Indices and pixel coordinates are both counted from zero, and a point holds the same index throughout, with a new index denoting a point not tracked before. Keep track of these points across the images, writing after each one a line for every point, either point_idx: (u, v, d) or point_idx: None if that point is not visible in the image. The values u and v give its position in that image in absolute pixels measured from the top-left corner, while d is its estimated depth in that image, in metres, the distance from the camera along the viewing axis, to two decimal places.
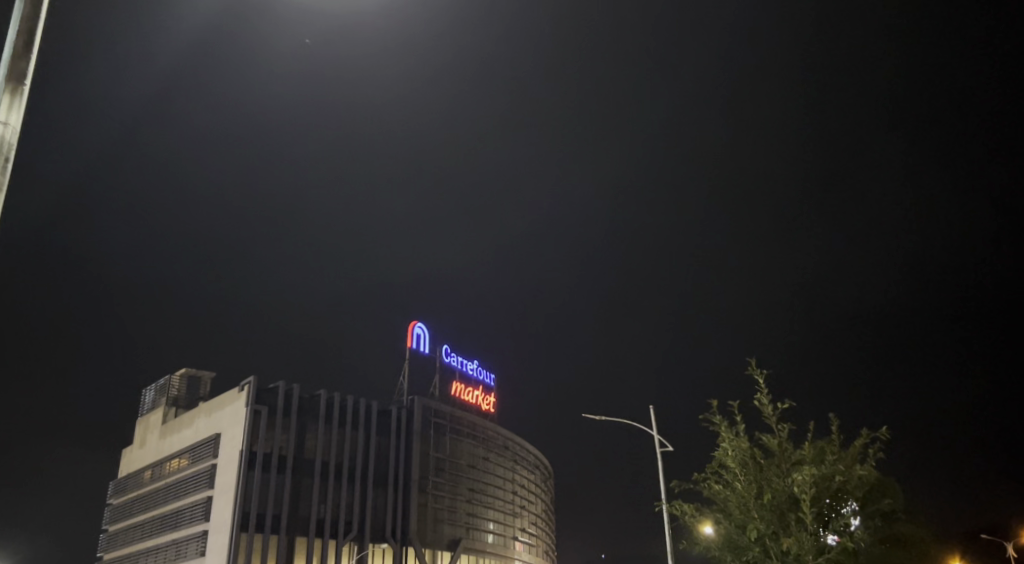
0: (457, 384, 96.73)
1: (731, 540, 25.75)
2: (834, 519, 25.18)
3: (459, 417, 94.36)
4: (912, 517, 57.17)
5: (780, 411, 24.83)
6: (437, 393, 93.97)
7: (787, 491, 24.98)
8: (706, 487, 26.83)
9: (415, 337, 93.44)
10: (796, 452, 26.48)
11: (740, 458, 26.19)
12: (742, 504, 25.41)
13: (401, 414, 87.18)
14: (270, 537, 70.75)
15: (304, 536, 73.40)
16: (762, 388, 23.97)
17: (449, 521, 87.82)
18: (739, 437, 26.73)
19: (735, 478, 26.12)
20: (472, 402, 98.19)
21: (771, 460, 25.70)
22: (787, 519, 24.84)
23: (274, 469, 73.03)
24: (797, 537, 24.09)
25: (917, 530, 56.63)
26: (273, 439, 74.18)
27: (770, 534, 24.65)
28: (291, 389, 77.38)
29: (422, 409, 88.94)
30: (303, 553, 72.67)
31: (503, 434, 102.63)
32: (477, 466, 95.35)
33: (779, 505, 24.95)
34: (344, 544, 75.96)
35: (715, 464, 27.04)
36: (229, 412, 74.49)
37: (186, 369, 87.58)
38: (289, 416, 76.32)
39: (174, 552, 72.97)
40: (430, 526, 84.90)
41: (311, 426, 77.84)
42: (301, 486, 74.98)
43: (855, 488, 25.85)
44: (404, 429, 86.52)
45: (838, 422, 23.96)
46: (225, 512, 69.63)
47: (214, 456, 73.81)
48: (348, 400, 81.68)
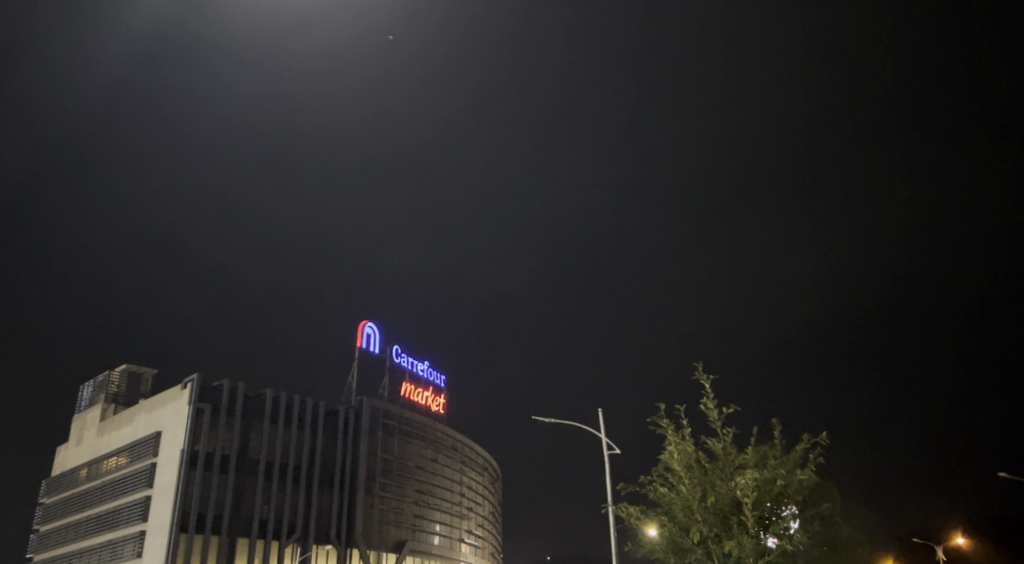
0: (406, 384, 96.34)
1: (676, 541, 25.99)
2: (775, 522, 25.55)
3: (407, 418, 93.77)
4: (849, 521, 58.60)
5: (721, 420, 24.92)
6: (386, 394, 93.46)
7: (728, 494, 25.53)
8: (652, 490, 27.11)
9: (365, 336, 92.64)
10: (739, 456, 26.73)
11: (686, 462, 26.51)
12: (685, 506, 25.88)
13: (348, 414, 86.38)
14: (210, 538, 69.38)
15: (246, 536, 72.20)
16: (707, 391, 24.20)
17: (395, 523, 87.35)
18: (685, 440, 27.11)
19: (681, 481, 26.42)
20: (422, 403, 97.92)
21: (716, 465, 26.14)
22: (729, 522, 25.25)
23: (216, 469, 71.58)
24: (736, 540, 24.54)
25: (854, 533, 58.10)
26: (216, 439, 72.72)
27: (711, 537, 25.06)
28: (236, 388, 75.88)
29: (370, 410, 88.43)
30: (244, 554, 71.46)
31: (452, 435, 102.38)
32: (425, 467, 95.08)
33: (722, 508, 25.46)
34: (288, 545, 74.99)
35: (661, 467, 27.34)
36: (170, 409, 72.81)
37: (127, 365, 85.43)
38: (233, 414, 74.85)
39: (109, 553, 71.16)
40: (375, 528, 84.39)
41: (255, 425, 76.55)
42: (245, 486, 73.71)
43: (796, 492, 26.21)
44: (352, 430, 85.87)
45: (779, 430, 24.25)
46: (164, 511, 68.19)
47: (154, 455, 72.24)
48: (295, 399, 80.57)
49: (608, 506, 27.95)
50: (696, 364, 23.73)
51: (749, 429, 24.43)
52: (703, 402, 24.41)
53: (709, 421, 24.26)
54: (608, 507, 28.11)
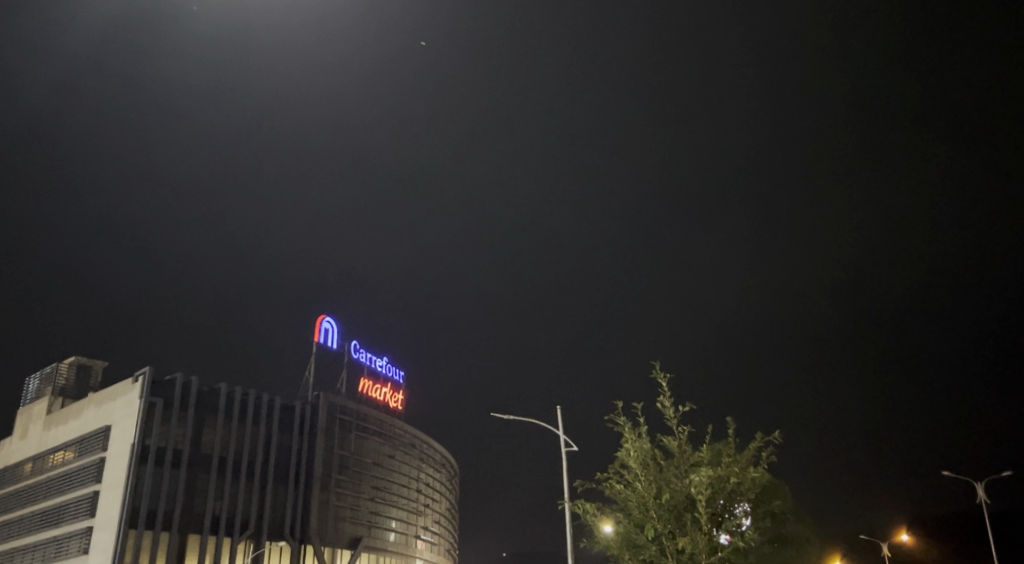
0: (365, 380, 95.68)
1: (631, 538, 26.24)
2: (727, 520, 25.87)
3: (365, 414, 93.17)
4: (799, 518, 59.72)
5: (676, 418, 25.18)
6: (343, 390, 92.79)
7: (682, 491, 25.79)
8: (608, 487, 27.31)
9: (322, 331, 91.79)
10: (694, 453, 27.02)
11: (642, 460, 26.77)
12: (640, 504, 26.12)
13: (304, 410, 85.57)
14: (161, 534, 68.18)
15: (198, 533, 71.16)
16: (663, 388, 24.46)
17: (351, 519, 86.81)
18: (642, 438, 27.34)
19: (638, 478, 26.67)
20: (380, 400, 97.31)
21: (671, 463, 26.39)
22: (683, 519, 25.57)
23: (167, 464, 70.31)
24: (689, 537, 24.84)
25: (802, 530, 59.23)
26: (168, 434, 71.39)
27: (666, 533, 25.35)
28: (190, 381, 74.60)
29: (327, 406, 87.64)
30: (195, 551, 70.44)
31: (410, 432, 101.99)
32: (382, 464, 94.63)
33: (676, 505, 25.72)
34: (241, 542, 74.16)
35: (618, 463, 27.55)
36: (121, 403, 71.33)
37: (76, 357, 83.47)
38: (186, 409, 73.54)
39: (54, 550, 69.56)
40: (330, 524, 83.79)
41: (209, 420, 75.33)
42: (196, 482, 72.54)
43: (749, 490, 26.55)
44: (308, 425, 85.05)
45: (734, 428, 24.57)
46: (112, 507, 66.79)
47: (103, 449, 70.77)
48: (250, 394, 79.47)
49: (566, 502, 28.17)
50: (653, 363, 23.96)
51: (704, 427, 24.70)
52: (660, 400, 24.66)
53: (665, 419, 24.48)
54: (568, 505, 28.23)
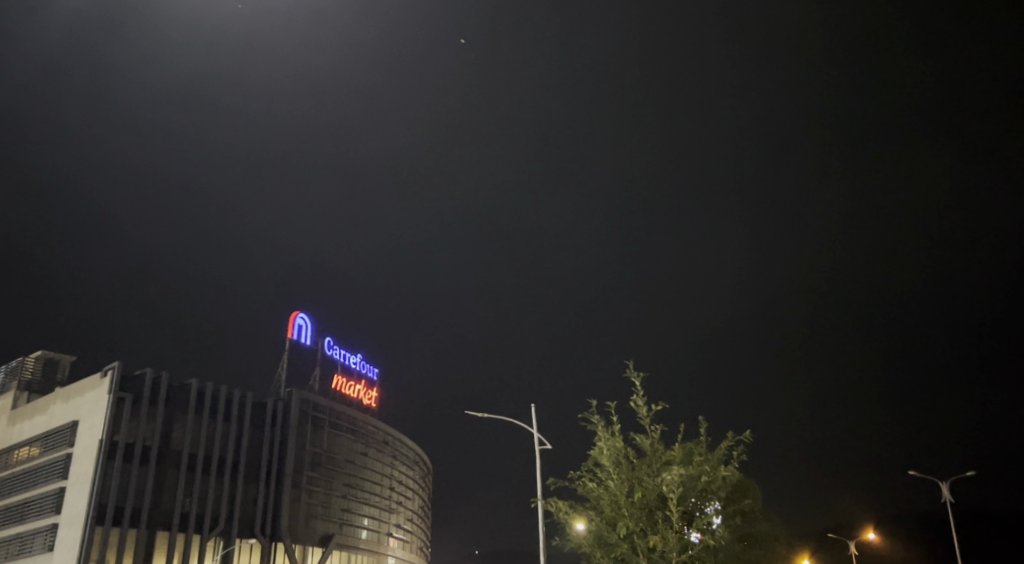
0: (338, 377, 95.13)
1: (602, 536, 26.32)
2: (698, 517, 26.05)
3: (338, 412, 92.73)
4: (768, 517, 60.32)
5: (648, 416, 25.28)
6: (317, 388, 92.33)
7: (654, 490, 25.92)
8: (581, 485, 27.40)
9: (296, 327, 91.20)
10: (666, 452, 27.12)
11: (614, 458, 26.89)
12: (612, 502, 26.24)
13: (277, 407, 84.96)
14: (128, 531, 67.40)
15: (166, 530, 70.44)
16: (637, 387, 24.57)
17: (322, 517, 86.43)
18: (614, 437, 27.46)
19: (610, 476, 26.79)
20: (354, 397, 96.87)
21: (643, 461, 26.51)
22: (655, 517, 25.71)
23: (136, 461, 69.47)
24: (660, 535, 24.99)
25: (771, 529, 59.87)
26: (137, 430, 70.48)
27: (637, 531, 25.49)
28: (160, 377, 73.69)
29: (300, 402, 87.10)
30: (164, 548, 69.76)
31: (383, 429, 101.63)
32: (355, 461, 94.25)
33: (648, 504, 25.86)
34: (210, 539, 73.59)
35: (591, 462, 27.63)
36: (89, 399, 70.34)
37: (43, 351, 82.17)
38: (156, 405, 72.67)
39: (18, 547, 68.52)
40: (301, 522, 83.35)
41: (179, 416, 74.48)
42: (166, 479, 71.77)
43: (720, 488, 26.75)
44: (280, 422, 84.45)
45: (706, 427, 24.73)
46: (79, 504, 65.87)
47: (69, 445, 69.78)
48: (221, 390, 78.72)
49: (538, 500, 28.17)
50: (627, 362, 24.03)
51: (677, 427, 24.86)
52: (632, 399, 24.77)
53: (638, 418, 24.62)
54: (540, 502, 28.26)
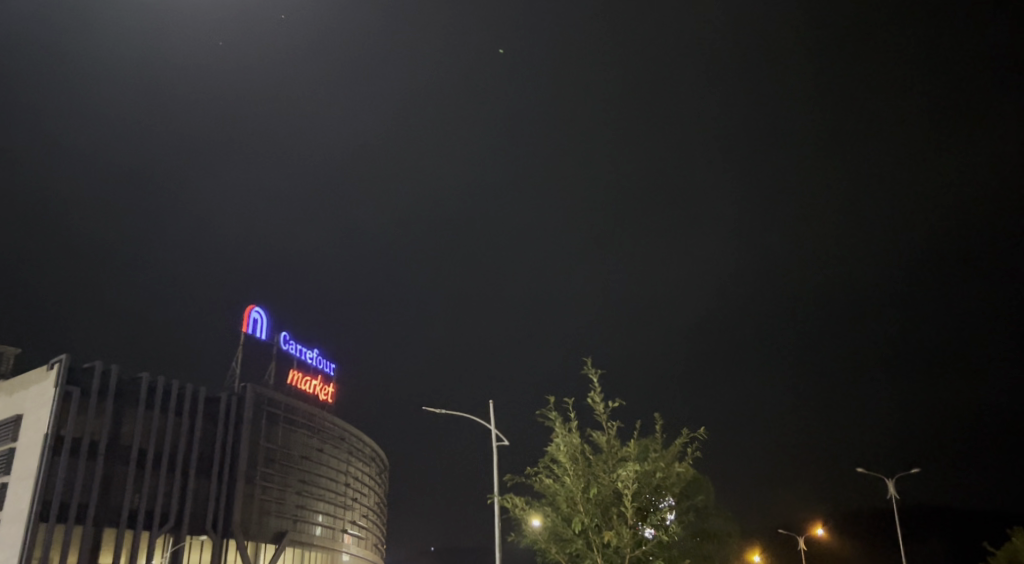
0: (293, 372, 94.10)
1: (557, 532, 26.37)
2: (653, 514, 26.20)
3: (294, 407, 91.77)
4: (721, 513, 61.13)
5: (605, 413, 25.29)
6: (272, 383, 91.19)
7: (609, 487, 26.00)
8: (537, 481, 27.41)
9: (251, 321, 89.88)
10: (621, 449, 27.20)
11: (571, 454, 26.90)
12: (567, 498, 26.30)
13: (231, 402, 83.58)
14: (74, 528, 65.82)
15: (114, 527, 68.97)
16: (596, 384, 24.57)
17: (276, 513, 85.50)
18: (571, 433, 27.51)
19: (566, 473, 26.87)
20: (309, 392, 95.83)
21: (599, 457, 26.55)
22: (610, 513, 25.84)
23: (83, 456, 67.82)
24: (614, 532, 25.11)
25: (725, 524, 60.74)
26: (84, 424, 68.72)
27: (592, 527, 25.60)
28: (109, 369, 71.95)
29: (254, 397, 85.92)
30: (110, 545, 68.31)
31: (340, 425, 100.82)
32: (310, 457, 93.35)
33: (603, 500, 25.93)
34: (159, 536, 72.29)
35: (547, 458, 27.65)
36: (34, 392, 68.47)
37: None
38: (105, 399, 70.92)
39: None
40: (254, 518, 82.36)
41: (129, 410, 72.82)
42: (114, 474, 70.22)
43: (674, 485, 26.89)
44: (234, 417, 83.23)
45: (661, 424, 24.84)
46: (22, 500, 64.05)
47: (13, 440, 67.91)
48: (173, 384, 77.26)
49: (494, 495, 28.14)
50: (586, 359, 23.96)
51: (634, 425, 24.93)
52: (590, 396, 24.80)
53: (595, 416, 24.70)
54: (496, 498, 28.21)
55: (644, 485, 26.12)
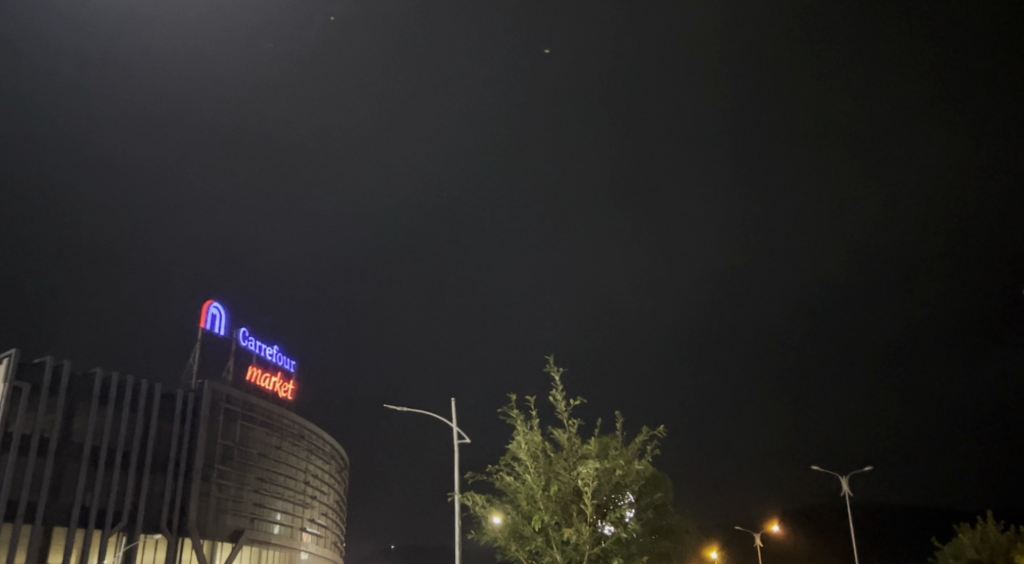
0: (253, 368, 92.97)
1: (517, 529, 26.34)
2: (612, 511, 26.29)
3: (253, 404, 90.64)
4: (679, 510, 61.79)
5: (566, 412, 25.26)
6: (230, 379, 89.94)
7: (569, 484, 26.06)
8: (498, 478, 27.40)
9: (209, 317, 88.49)
10: (582, 446, 27.23)
11: (532, 452, 26.88)
12: (527, 496, 26.32)
13: (187, 398, 82.23)
14: (22, 527, 64.20)
15: (64, 526, 67.49)
16: (558, 382, 24.58)
17: (232, 511, 84.37)
18: (533, 431, 27.50)
19: (527, 470, 26.87)
20: (268, 389, 94.64)
21: (559, 454, 26.54)
22: (569, 510, 25.90)
23: (33, 453, 66.17)
24: (573, 529, 25.18)
25: (682, 521, 61.34)
26: (34, 421, 67.03)
27: (552, 524, 25.65)
28: (61, 364, 70.23)
29: (211, 394, 84.62)
30: (60, 544, 66.83)
31: (300, 423, 99.89)
32: (269, 455, 92.28)
33: (562, 498, 25.98)
34: (112, 534, 70.96)
35: (508, 456, 27.62)
36: None
37: None
38: (56, 395, 69.21)
39: None
40: (210, 516, 81.26)
41: (81, 406, 71.18)
42: (65, 471, 68.68)
43: (634, 482, 26.98)
44: (190, 414, 81.94)
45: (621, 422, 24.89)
46: None
47: None
48: (128, 380, 75.78)
49: (455, 493, 28.02)
50: (548, 357, 23.90)
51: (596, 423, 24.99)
52: (552, 393, 24.77)
53: (557, 413, 24.70)
54: (457, 495, 28.12)
55: (604, 483, 26.21)
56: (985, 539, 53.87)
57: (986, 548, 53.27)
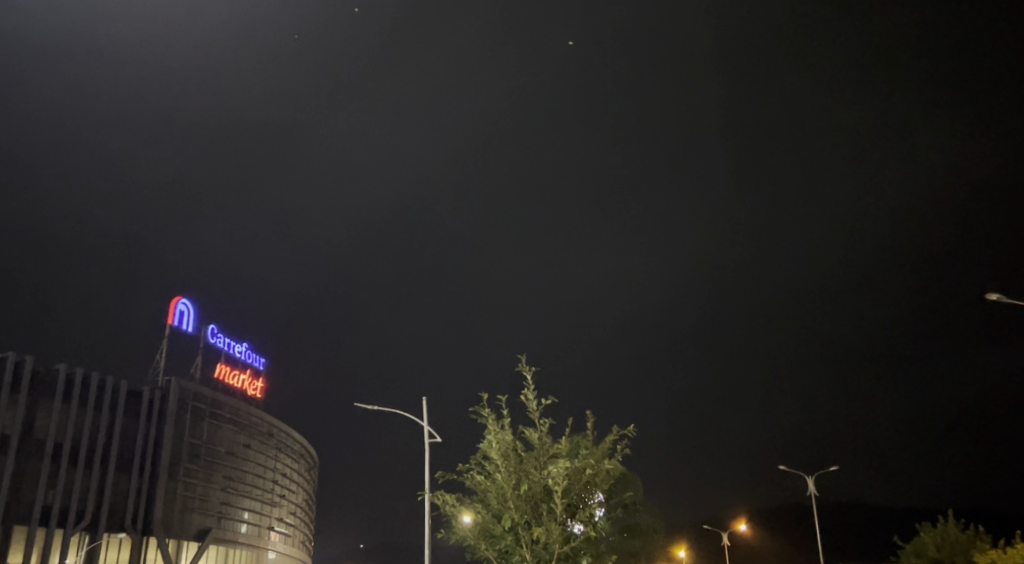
0: (221, 365, 91.99)
1: (487, 528, 26.24)
2: (582, 510, 26.30)
3: (220, 402, 89.59)
4: (648, 509, 62.19)
5: (537, 412, 25.14)
6: (198, 376, 88.90)
7: (540, 483, 26.01)
8: (469, 477, 27.32)
9: (177, 313, 87.36)
10: (553, 445, 27.17)
11: (503, 451, 26.79)
12: (498, 494, 26.23)
13: (154, 395, 81.09)
14: None
15: (24, 525, 66.13)
16: (529, 383, 24.50)
17: (199, 510, 83.37)
18: (504, 430, 27.41)
19: (498, 469, 26.79)
20: (237, 387, 93.64)
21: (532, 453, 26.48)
22: (539, 508, 25.87)
23: None
24: (542, 528, 25.16)
25: (651, 520, 61.65)
26: None
27: (522, 523, 25.59)
28: (23, 361, 68.77)
29: (178, 391, 83.52)
30: (21, 543, 65.52)
31: (268, 421, 98.97)
32: (236, 453, 91.31)
33: (532, 497, 25.93)
34: (74, 533, 69.76)
35: (479, 455, 27.53)
36: None
37: None
38: (18, 392, 67.74)
39: None
40: (176, 515, 80.27)
41: (44, 404, 69.78)
42: (26, 470, 67.29)
43: (603, 481, 27.00)
44: (157, 412, 80.81)
45: (590, 421, 24.87)
46: None
47: None
48: (92, 377, 74.46)
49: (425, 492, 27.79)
50: (519, 356, 23.79)
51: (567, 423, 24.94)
52: (523, 392, 24.68)
53: (528, 413, 24.66)
54: (427, 493, 27.88)
55: (575, 482, 26.21)
56: (944, 538, 54.84)
57: (945, 547, 54.24)
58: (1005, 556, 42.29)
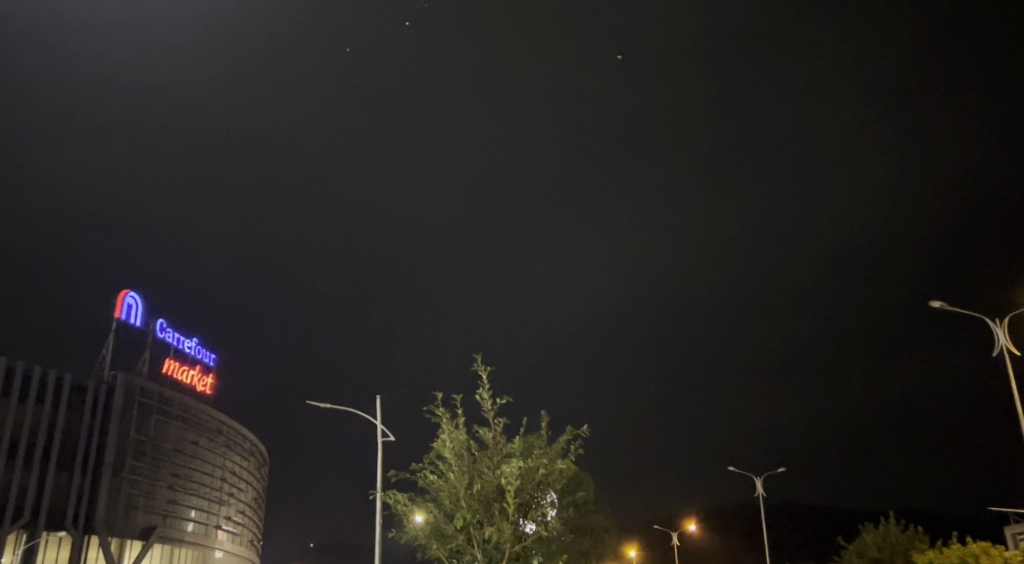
0: (170, 360, 90.17)
1: (439, 527, 26.12)
2: (534, 509, 26.32)
3: (168, 398, 87.72)
4: (599, 509, 62.51)
5: (490, 412, 25.00)
6: (145, 371, 86.94)
7: (492, 482, 25.96)
8: (421, 477, 27.13)
9: (125, 307, 85.30)
10: (507, 445, 27.11)
11: (456, 450, 26.67)
12: (450, 494, 26.09)
13: (98, 390, 79.14)
14: None
15: None
16: (484, 383, 24.29)
17: (144, 508, 81.61)
18: (458, 429, 27.29)
19: (451, 469, 26.64)
20: (186, 383, 91.82)
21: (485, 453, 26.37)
22: (491, 507, 25.81)
23: None
24: (493, 527, 25.13)
25: (602, 520, 61.95)
26: None
27: (474, 523, 25.52)
28: None
29: (125, 387, 81.60)
30: None
31: (218, 418, 97.25)
32: (184, 450, 89.57)
33: (484, 497, 25.87)
34: (12, 531, 67.69)
35: (433, 454, 27.36)
36: None
37: None
38: None
39: None
40: (120, 513, 78.44)
41: None
42: None
43: (556, 481, 27.04)
44: (102, 408, 78.90)
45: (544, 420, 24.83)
46: None
47: None
48: (34, 371, 72.34)
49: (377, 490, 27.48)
50: (476, 357, 23.67)
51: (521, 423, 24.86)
52: (479, 392, 24.57)
53: (482, 413, 24.53)
54: (378, 492, 27.55)
55: (528, 481, 26.19)
56: (886, 538, 56.20)
57: (886, 547, 55.57)
58: (941, 556, 43.48)
